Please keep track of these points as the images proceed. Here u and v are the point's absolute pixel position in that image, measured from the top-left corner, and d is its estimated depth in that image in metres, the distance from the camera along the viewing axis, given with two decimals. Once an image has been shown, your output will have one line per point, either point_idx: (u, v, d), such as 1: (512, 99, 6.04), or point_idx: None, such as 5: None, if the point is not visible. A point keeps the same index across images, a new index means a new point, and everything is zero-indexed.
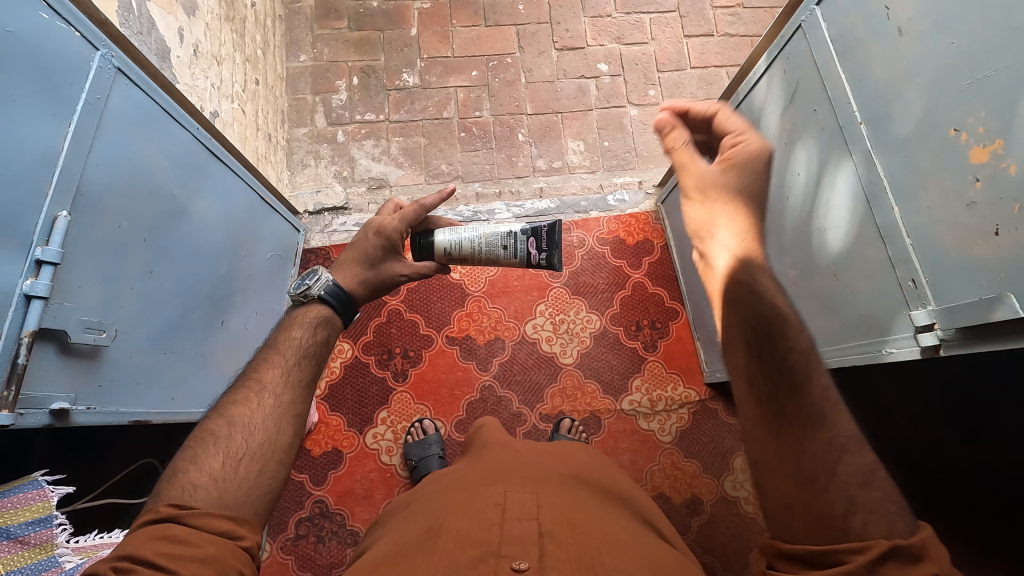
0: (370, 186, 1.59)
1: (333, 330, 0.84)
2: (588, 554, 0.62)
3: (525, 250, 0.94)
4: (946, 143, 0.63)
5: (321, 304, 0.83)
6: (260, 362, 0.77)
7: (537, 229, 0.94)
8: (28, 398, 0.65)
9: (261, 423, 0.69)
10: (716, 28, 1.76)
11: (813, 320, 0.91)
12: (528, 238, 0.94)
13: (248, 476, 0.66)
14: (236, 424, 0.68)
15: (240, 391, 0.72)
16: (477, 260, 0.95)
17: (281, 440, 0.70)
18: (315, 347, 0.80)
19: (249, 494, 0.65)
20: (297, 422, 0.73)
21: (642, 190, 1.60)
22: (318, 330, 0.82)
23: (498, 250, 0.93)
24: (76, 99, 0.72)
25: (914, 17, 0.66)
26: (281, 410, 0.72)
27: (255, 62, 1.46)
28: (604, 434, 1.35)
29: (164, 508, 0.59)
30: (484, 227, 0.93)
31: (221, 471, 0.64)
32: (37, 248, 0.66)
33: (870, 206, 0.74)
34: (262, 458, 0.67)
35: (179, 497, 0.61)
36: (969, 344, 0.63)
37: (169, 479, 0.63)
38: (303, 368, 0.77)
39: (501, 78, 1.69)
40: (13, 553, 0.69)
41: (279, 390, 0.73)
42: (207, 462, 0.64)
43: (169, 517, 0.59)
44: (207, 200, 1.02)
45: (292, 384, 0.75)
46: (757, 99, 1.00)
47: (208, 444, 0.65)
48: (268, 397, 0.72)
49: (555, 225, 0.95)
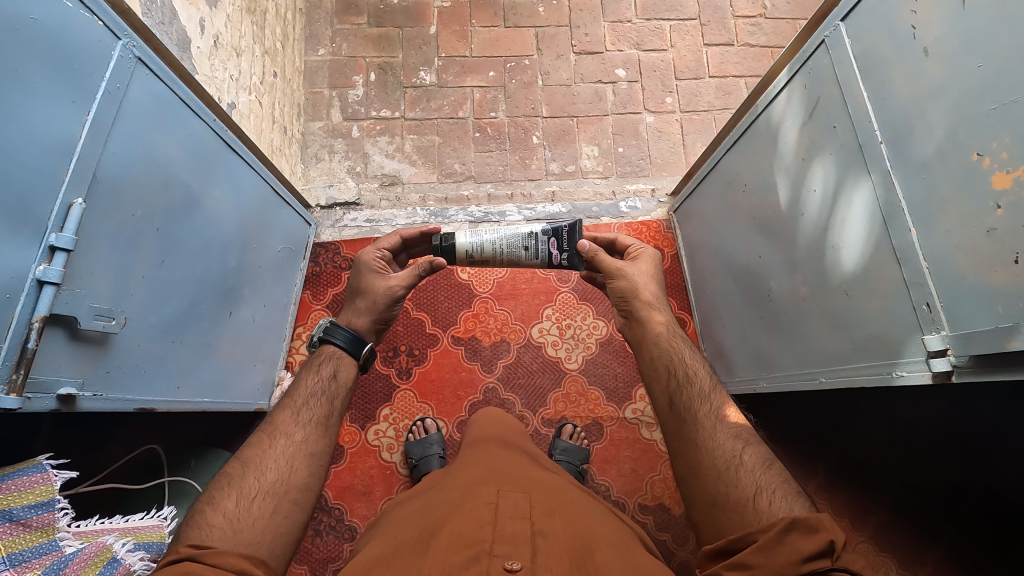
0: (382, 183, 1.60)
1: (343, 368, 0.93)
2: (577, 554, 0.64)
3: (547, 252, 0.96)
4: (966, 166, 0.62)
5: (328, 344, 0.95)
6: (276, 408, 0.86)
7: (556, 230, 0.95)
8: (36, 382, 0.66)
9: (272, 464, 0.77)
10: (736, 37, 1.74)
11: (823, 338, 0.90)
12: (549, 239, 0.96)
13: (263, 515, 0.72)
14: (249, 467, 0.76)
15: (256, 436, 0.80)
16: (498, 261, 0.97)
17: (292, 479, 0.77)
18: (323, 384, 0.89)
19: (263, 533, 0.71)
20: (309, 462, 0.80)
21: (655, 198, 1.59)
22: (325, 368, 0.92)
23: (519, 251, 0.96)
24: (96, 88, 0.73)
25: (940, 38, 0.65)
26: (293, 449, 0.80)
27: (274, 55, 1.47)
28: (606, 441, 1.34)
29: (185, 548, 0.62)
30: (506, 228, 0.96)
31: (236, 511, 0.70)
32: (51, 234, 0.67)
33: (887, 227, 0.73)
34: (275, 497, 0.74)
35: (196, 537, 0.66)
36: (983, 372, 0.62)
37: (190, 523, 0.68)
38: (312, 407, 0.85)
39: (518, 80, 1.69)
40: (16, 536, 0.69)
41: (291, 431, 0.82)
42: (222, 503, 0.71)
43: (189, 556, 0.61)
44: (220, 191, 1.03)
45: (303, 424, 0.83)
46: (775, 113, 0.99)
47: (223, 485, 0.72)
48: (280, 438, 0.80)
49: (569, 224, 0.96)
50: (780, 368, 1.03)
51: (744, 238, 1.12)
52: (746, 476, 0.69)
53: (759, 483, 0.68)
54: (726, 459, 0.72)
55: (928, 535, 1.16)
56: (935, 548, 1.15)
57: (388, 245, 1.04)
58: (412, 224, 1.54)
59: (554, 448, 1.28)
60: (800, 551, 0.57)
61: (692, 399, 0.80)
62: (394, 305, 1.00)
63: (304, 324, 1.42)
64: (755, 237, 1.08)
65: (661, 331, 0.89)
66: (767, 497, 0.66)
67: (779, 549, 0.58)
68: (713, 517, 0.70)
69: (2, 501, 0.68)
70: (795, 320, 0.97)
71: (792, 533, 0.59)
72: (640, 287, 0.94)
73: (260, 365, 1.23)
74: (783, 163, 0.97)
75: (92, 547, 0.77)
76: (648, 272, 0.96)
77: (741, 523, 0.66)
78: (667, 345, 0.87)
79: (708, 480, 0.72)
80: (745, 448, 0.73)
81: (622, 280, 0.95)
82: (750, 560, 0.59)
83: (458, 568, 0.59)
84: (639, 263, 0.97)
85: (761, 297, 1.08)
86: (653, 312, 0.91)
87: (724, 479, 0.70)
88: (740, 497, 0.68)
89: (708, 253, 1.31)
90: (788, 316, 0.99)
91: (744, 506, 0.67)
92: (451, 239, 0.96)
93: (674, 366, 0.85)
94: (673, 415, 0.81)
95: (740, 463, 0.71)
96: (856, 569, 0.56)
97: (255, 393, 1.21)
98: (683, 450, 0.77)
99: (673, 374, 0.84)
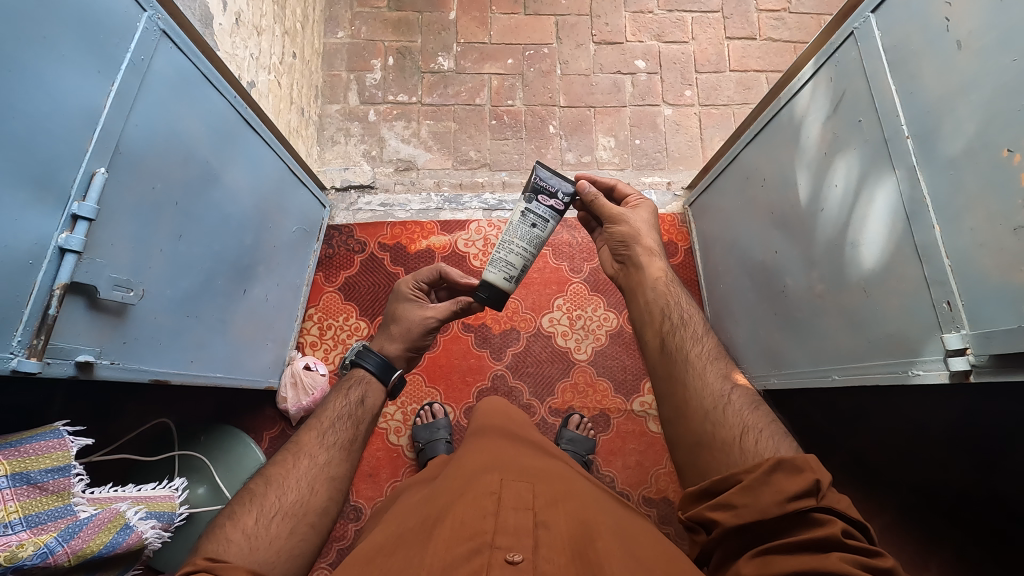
0: (397, 168, 1.59)
1: (370, 394, 0.93)
2: (577, 543, 0.64)
3: (550, 210, 0.88)
4: (996, 164, 0.61)
5: (359, 368, 0.95)
6: (304, 429, 0.85)
7: (535, 186, 0.87)
8: (57, 348, 0.67)
9: (294, 484, 0.76)
10: (759, 32, 1.72)
11: (837, 335, 0.89)
12: (539, 200, 0.87)
13: (279, 535, 0.71)
14: (272, 485, 0.75)
15: (282, 455, 0.81)
16: (530, 253, 0.91)
17: (313, 501, 0.76)
18: (350, 407, 0.89)
19: (279, 554, 0.70)
20: (329, 486, 0.79)
21: (670, 191, 1.58)
22: (353, 392, 0.91)
23: (531, 230, 0.89)
24: (121, 59, 0.73)
25: (975, 31, 0.64)
26: (315, 471, 0.79)
27: (294, 35, 1.47)
28: (612, 433, 1.34)
29: (201, 560, 0.61)
30: (508, 232, 0.90)
31: (254, 527, 0.70)
32: (74, 203, 0.67)
33: (910, 224, 0.73)
34: (294, 518, 0.73)
35: (213, 551, 0.66)
36: (1001, 372, 0.62)
37: (210, 537, 0.68)
38: (338, 431, 0.84)
39: (536, 68, 1.68)
40: (32, 498, 0.70)
41: (315, 452, 0.81)
42: (242, 519, 0.70)
43: (203, 569, 0.60)
44: (237, 169, 1.03)
45: (327, 446, 0.82)
46: (798, 107, 0.98)
47: (245, 502, 0.72)
48: (304, 459, 0.80)
49: (539, 172, 0.87)
50: (793, 365, 1.03)
51: (760, 233, 1.11)
52: (733, 416, 0.69)
53: (746, 422, 0.68)
54: (714, 398, 0.71)
55: (931, 540, 1.13)
56: (940, 553, 1.11)
57: (426, 277, 1.05)
58: (425, 209, 1.54)
59: (560, 437, 1.28)
60: (785, 490, 0.57)
61: (685, 340, 0.78)
62: (426, 335, 1.00)
63: (316, 305, 1.43)
64: (772, 233, 1.07)
65: (659, 276, 0.85)
66: (753, 436, 0.66)
67: (764, 489, 0.58)
68: (698, 457, 0.69)
69: (19, 464, 0.69)
70: (810, 316, 0.96)
71: (776, 473, 0.58)
72: (641, 233, 0.89)
73: (272, 344, 1.24)
74: (805, 159, 0.95)
75: (106, 513, 0.78)
76: (649, 220, 0.92)
77: (727, 463, 0.65)
78: (665, 289, 0.84)
79: (695, 420, 0.71)
80: (733, 389, 0.73)
81: (622, 225, 0.90)
82: (733, 500, 0.59)
83: (461, 559, 0.60)
84: (639, 211, 0.92)
85: (776, 294, 1.07)
86: (654, 259, 0.87)
87: (711, 418, 0.70)
88: (726, 436, 0.67)
89: (723, 247, 1.30)
90: (803, 312, 0.98)
91: (730, 445, 0.66)
92: (488, 281, 0.92)
93: (669, 310, 0.82)
94: (665, 356, 0.78)
95: (728, 402, 0.70)
96: (839, 508, 0.55)
97: (266, 372, 1.22)
98: (671, 392, 0.75)
99: (668, 318, 0.81)
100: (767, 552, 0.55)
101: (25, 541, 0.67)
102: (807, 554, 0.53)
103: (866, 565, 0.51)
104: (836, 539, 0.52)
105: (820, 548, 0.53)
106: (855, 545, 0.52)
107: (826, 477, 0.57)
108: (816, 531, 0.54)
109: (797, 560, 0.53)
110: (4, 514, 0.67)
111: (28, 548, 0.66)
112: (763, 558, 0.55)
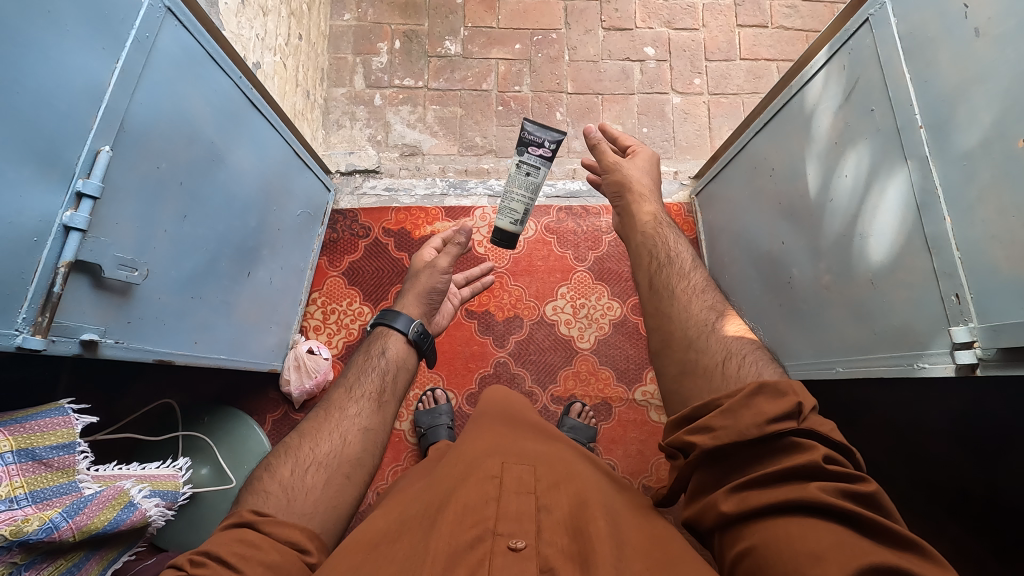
0: (402, 153, 1.59)
1: (393, 345, 0.89)
2: (577, 521, 0.65)
3: (540, 158, 0.84)
4: (1011, 153, 0.60)
5: (388, 329, 0.91)
6: (345, 388, 0.83)
7: (524, 138, 0.83)
8: (61, 326, 0.67)
9: (327, 437, 0.76)
10: (771, 20, 1.70)
11: (842, 326, 0.89)
12: (530, 150, 0.83)
13: (315, 485, 0.71)
14: (306, 437, 0.76)
15: (322, 413, 0.80)
16: (528, 201, 0.90)
17: (345, 452, 0.76)
18: (376, 360, 0.87)
19: (316, 505, 0.70)
20: (363, 437, 0.78)
21: (676, 180, 1.56)
22: (373, 346, 0.90)
23: (527, 179, 0.87)
24: (126, 35, 0.72)
25: (993, 18, 0.63)
26: (346, 422, 0.78)
27: (301, 18, 1.45)
28: (614, 422, 1.34)
29: (246, 514, 0.65)
30: (506, 182, 0.89)
31: (291, 477, 0.71)
32: (78, 180, 0.67)
33: (921, 216, 0.72)
34: (329, 469, 0.73)
35: (255, 503, 0.69)
36: (1009, 366, 0.62)
37: (248, 489, 0.72)
38: (365, 383, 0.83)
39: (544, 54, 1.66)
40: (38, 474, 0.70)
41: (344, 406, 0.80)
42: (278, 470, 0.72)
43: (248, 522, 0.65)
44: (242, 150, 1.02)
45: (356, 398, 0.81)
46: (810, 96, 0.96)
47: (280, 455, 0.74)
48: (338, 417, 0.79)
49: (526, 124, 0.82)
50: (796, 357, 1.02)
51: (767, 223, 1.11)
52: (717, 343, 0.67)
53: (730, 348, 0.66)
54: (698, 326, 0.69)
55: (930, 531, 1.11)
56: (941, 541, 1.09)
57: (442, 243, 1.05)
58: (430, 195, 1.53)
59: (561, 425, 1.28)
60: (765, 413, 0.56)
61: (673, 275, 0.75)
62: (437, 281, 0.96)
63: (320, 288, 1.43)
64: (779, 223, 1.06)
65: (647, 219, 0.82)
66: (738, 362, 0.64)
67: (745, 412, 0.57)
68: (682, 386, 0.66)
69: (25, 441, 0.70)
70: (815, 308, 0.96)
71: (759, 398, 0.57)
72: (634, 182, 0.88)
73: (276, 327, 1.24)
74: (815, 149, 0.94)
75: (109, 491, 0.78)
76: (646, 169, 0.90)
77: (708, 388, 0.63)
78: (653, 231, 0.81)
79: (680, 349, 0.68)
80: (720, 319, 0.70)
81: (617, 174, 0.89)
82: (713, 424, 0.58)
83: (464, 547, 0.61)
84: (637, 160, 0.91)
85: (783, 285, 1.06)
86: (645, 204, 0.85)
87: (695, 346, 0.67)
88: (709, 362, 0.65)
89: (729, 238, 1.29)
90: (808, 304, 0.98)
91: (713, 370, 0.64)
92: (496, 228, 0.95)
93: (656, 249, 0.78)
94: (652, 293, 0.74)
95: (713, 330, 0.68)
96: (825, 438, 0.55)
97: (269, 354, 1.22)
98: (659, 325, 0.72)
99: (655, 256, 0.78)
100: (747, 487, 0.55)
101: (31, 516, 0.67)
102: (784, 482, 0.54)
103: (844, 492, 0.51)
104: (818, 468, 0.52)
105: (797, 477, 0.53)
106: (835, 472, 0.53)
107: (807, 400, 0.57)
108: (795, 456, 0.54)
109: (773, 492, 0.53)
110: (9, 489, 0.67)
111: (33, 523, 0.67)
112: (740, 493, 0.55)
